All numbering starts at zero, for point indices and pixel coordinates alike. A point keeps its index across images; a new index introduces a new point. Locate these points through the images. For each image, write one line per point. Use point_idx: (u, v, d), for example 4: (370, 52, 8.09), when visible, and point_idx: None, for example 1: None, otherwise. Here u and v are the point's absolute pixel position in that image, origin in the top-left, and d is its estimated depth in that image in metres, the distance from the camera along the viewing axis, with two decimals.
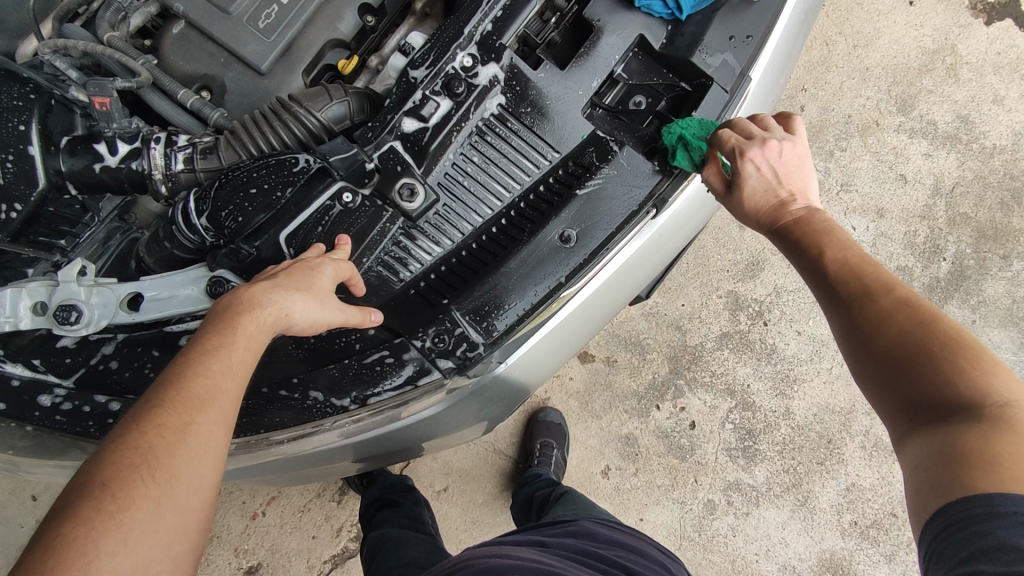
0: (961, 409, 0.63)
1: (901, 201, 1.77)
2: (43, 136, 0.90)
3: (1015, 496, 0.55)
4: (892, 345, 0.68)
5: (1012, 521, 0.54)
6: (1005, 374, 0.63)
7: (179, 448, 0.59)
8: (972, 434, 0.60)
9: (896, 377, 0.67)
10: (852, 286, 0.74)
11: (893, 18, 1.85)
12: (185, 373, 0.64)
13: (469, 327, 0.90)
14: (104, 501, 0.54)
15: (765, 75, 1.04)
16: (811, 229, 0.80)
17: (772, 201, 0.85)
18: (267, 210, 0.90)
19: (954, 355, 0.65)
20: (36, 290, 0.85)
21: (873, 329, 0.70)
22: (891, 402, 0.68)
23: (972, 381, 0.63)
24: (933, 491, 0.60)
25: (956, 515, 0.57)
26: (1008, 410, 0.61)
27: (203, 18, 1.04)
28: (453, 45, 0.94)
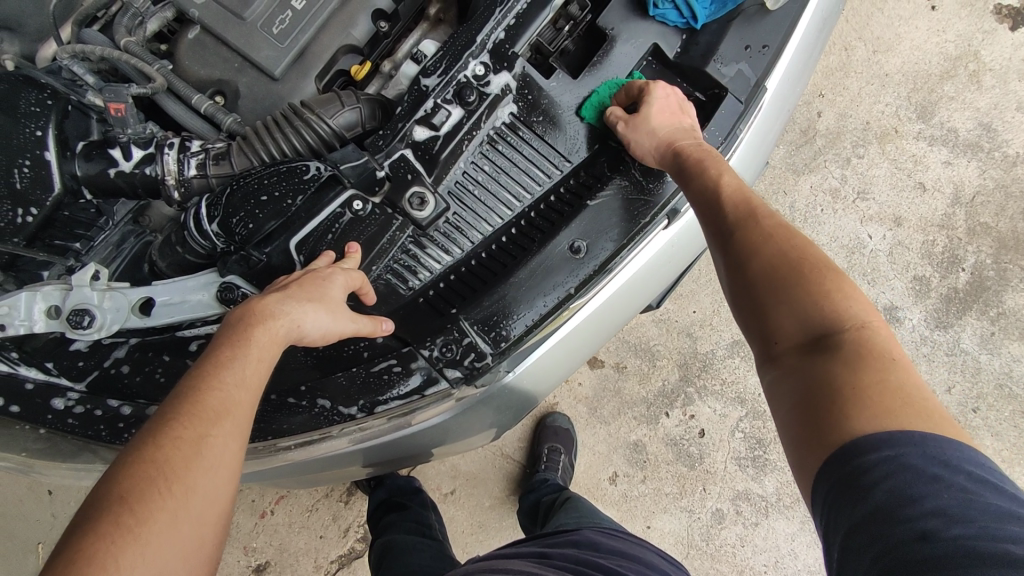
0: (825, 334, 0.64)
1: (920, 210, 1.74)
2: (59, 141, 0.91)
3: (888, 435, 0.55)
4: (766, 270, 0.70)
5: (889, 462, 0.54)
6: (860, 297, 0.66)
7: (196, 461, 0.60)
8: (838, 364, 0.61)
9: (766, 305, 0.69)
10: (736, 211, 0.78)
11: (914, 23, 1.82)
12: (200, 386, 0.65)
13: (477, 337, 0.90)
14: (122, 515, 0.54)
15: (783, 82, 1.03)
16: (704, 163, 0.86)
17: (679, 137, 0.91)
18: (278, 217, 0.90)
19: (817, 278, 0.67)
20: (50, 293, 0.86)
21: (751, 254, 0.73)
22: (765, 332, 0.69)
23: (832, 304, 0.65)
24: (812, 434, 0.60)
25: (838, 464, 0.56)
26: (866, 333, 0.63)
27: (218, 23, 1.05)
28: (466, 53, 0.93)
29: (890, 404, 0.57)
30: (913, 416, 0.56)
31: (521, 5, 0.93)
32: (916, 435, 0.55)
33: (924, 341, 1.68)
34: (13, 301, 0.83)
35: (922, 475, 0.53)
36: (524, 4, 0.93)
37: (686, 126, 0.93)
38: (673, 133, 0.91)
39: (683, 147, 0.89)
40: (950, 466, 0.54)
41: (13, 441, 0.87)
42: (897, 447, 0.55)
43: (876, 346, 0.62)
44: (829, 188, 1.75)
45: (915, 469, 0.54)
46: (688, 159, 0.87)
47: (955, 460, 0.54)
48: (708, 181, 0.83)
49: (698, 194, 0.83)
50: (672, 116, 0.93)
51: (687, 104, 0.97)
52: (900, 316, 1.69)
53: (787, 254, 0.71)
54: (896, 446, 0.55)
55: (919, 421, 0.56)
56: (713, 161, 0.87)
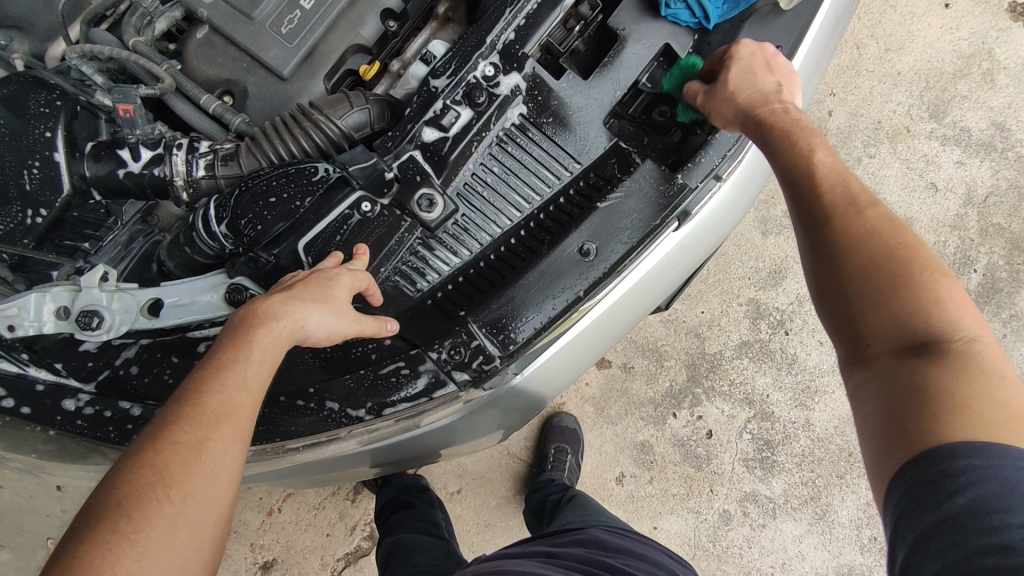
0: (930, 341, 0.61)
1: (932, 210, 1.72)
2: (68, 142, 0.91)
3: (983, 445, 0.54)
4: (869, 265, 0.65)
5: (981, 474, 0.53)
6: (968, 305, 0.62)
7: (194, 466, 0.59)
8: (941, 371, 0.59)
9: (864, 303, 0.64)
10: (837, 199, 0.70)
11: (927, 21, 1.80)
12: (201, 389, 0.64)
13: (485, 339, 0.89)
14: (120, 521, 0.55)
15: (796, 83, 1.01)
16: (798, 136, 0.77)
17: (761, 99, 0.83)
18: (287, 219, 0.90)
19: (926, 283, 0.63)
20: (59, 294, 0.86)
21: (852, 247, 0.66)
22: (856, 332, 0.65)
23: (940, 311, 0.61)
24: (897, 436, 0.59)
25: (926, 469, 0.56)
26: (974, 346, 0.60)
27: (227, 23, 1.04)
28: (475, 53, 0.93)
29: (992, 418, 0.56)
30: (1016, 435, 0.55)
31: (531, 5, 0.93)
32: (1011, 449, 0.54)
33: None
34: (22, 302, 0.83)
35: (1015, 490, 0.53)
36: (534, 4, 0.93)
37: (772, 84, 0.86)
38: (757, 96, 0.84)
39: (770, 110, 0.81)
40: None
41: (23, 443, 0.86)
42: (989, 460, 0.54)
43: (983, 360, 0.59)
44: None
45: (1010, 485, 0.53)
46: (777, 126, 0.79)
47: None
48: (799, 159, 0.74)
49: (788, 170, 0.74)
50: (755, 75, 0.87)
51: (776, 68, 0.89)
52: None
53: (894, 251, 0.65)
54: (989, 456, 0.54)
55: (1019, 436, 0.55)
56: (809, 132, 0.77)
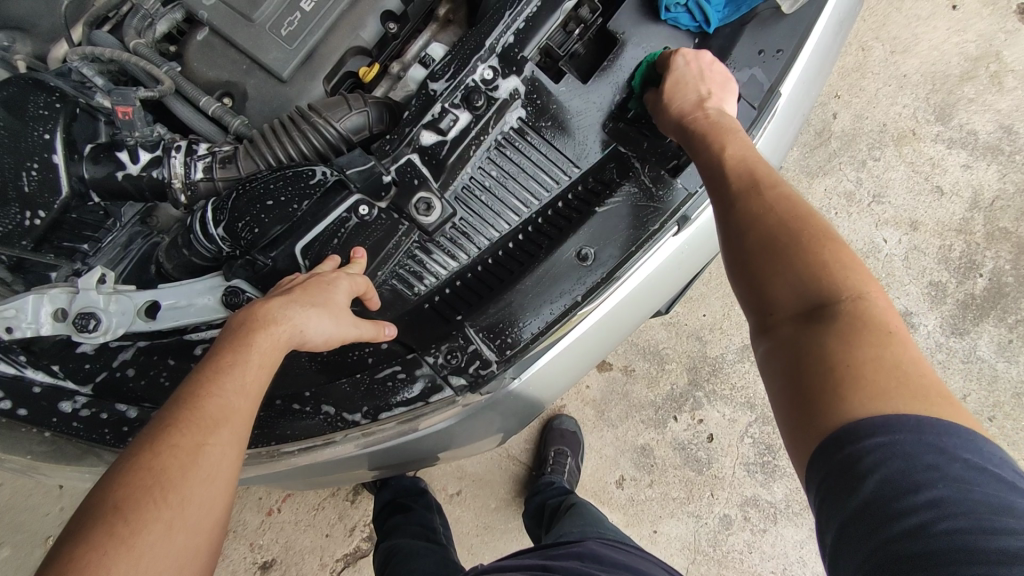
0: (821, 308, 0.62)
1: (937, 214, 1.70)
2: (67, 143, 0.90)
3: (883, 420, 0.54)
4: (765, 238, 0.69)
5: (881, 448, 0.53)
6: (857, 268, 0.64)
7: (192, 470, 0.59)
8: (832, 338, 0.60)
9: (763, 276, 0.68)
10: (740, 183, 0.77)
11: (934, 23, 1.79)
12: (200, 392, 0.64)
13: (482, 344, 0.89)
14: (117, 524, 0.54)
15: (797, 88, 1.00)
16: (712, 136, 0.84)
17: (690, 108, 0.88)
18: (284, 222, 0.90)
19: (817, 251, 0.66)
20: (57, 296, 0.86)
21: (751, 224, 0.71)
22: (761, 304, 0.67)
23: (830, 277, 0.64)
24: (803, 418, 0.59)
25: (834, 450, 0.55)
26: (862, 305, 0.61)
27: (227, 25, 1.04)
28: (474, 57, 0.92)
29: (883, 383, 0.56)
30: (909, 397, 0.55)
31: (530, 8, 0.92)
32: (910, 420, 0.54)
33: (939, 348, 1.65)
34: (20, 304, 0.83)
35: (919, 460, 0.52)
36: (534, 8, 0.92)
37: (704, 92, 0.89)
38: (690, 104, 0.88)
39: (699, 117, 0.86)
40: (946, 452, 0.52)
41: (17, 445, 0.85)
42: (890, 435, 0.53)
43: (874, 320, 0.60)
44: (844, 192, 1.72)
45: (910, 457, 0.52)
46: (698, 129, 0.86)
47: (954, 448, 0.52)
48: (715, 153, 0.82)
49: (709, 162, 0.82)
50: (694, 81, 0.90)
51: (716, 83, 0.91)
52: (915, 322, 1.66)
53: (789, 223, 0.69)
54: (890, 432, 0.53)
55: (916, 404, 0.55)
56: (723, 133, 0.85)
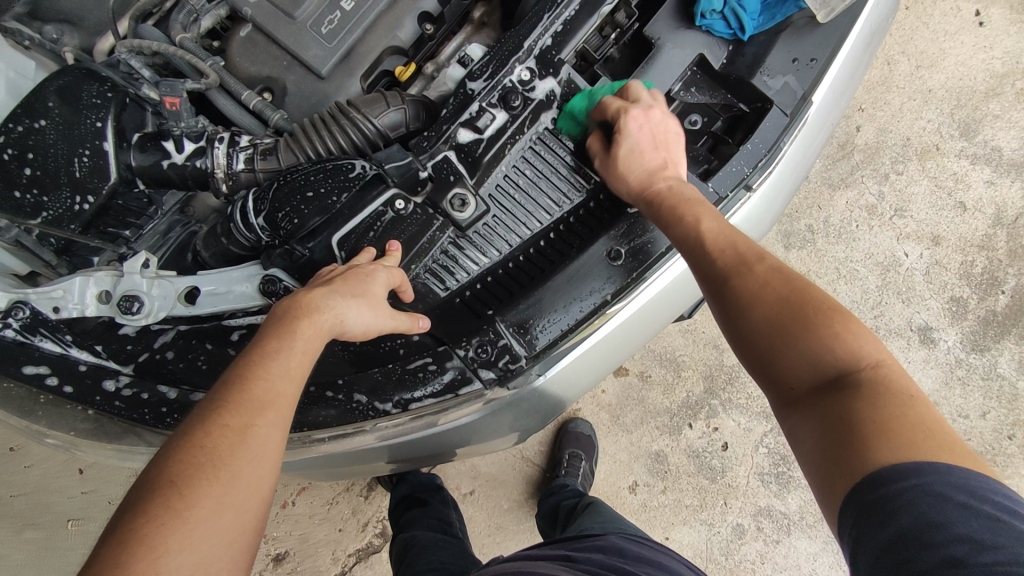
0: (841, 376, 0.64)
1: (959, 229, 1.70)
2: (117, 132, 0.92)
3: (914, 465, 0.56)
4: (774, 311, 0.70)
5: (916, 494, 0.55)
6: (868, 332, 0.66)
7: (240, 449, 0.61)
8: (856, 400, 0.62)
9: (778, 347, 0.69)
10: (727, 259, 0.77)
11: (960, 38, 1.79)
12: (247, 376, 0.66)
13: (512, 339, 0.91)
14: (172, 497, 0.56)
15: (829, 97, 1.01)
16: (682, 210, 0.84)
17: (648, 179, 0.90)
18: (322, 214, 0.92)
19: (826, 318, 0.68)
20: (102, 279, 0.88)
21: (755, 297, 0.72)
22: (777, 373, 0.69)
23: (843, 344, 0.65)
24: (833, 472, 0.60)
25: (866, 496, 0.57)
26: (882, 371, 0.63)
27: (270, 22, 1.07)
28: (512, 58, 0.94)
29: (909, 436, 0.58)
30: (935, 450, 0.57)
31: (568, 11, 0.94)
32: (940, 466, 0.56)
33: (958, 364, 1.64)
34: (67, 285, 0.86)
35: (949, 504, 0.54)
36: (573, 10, 0.94)
37: (659, 160, 0.92)
38: (647, 174, 0.90)
39: (656, 190, 0.88)
40: (975, 496, 0.54)
41: (64, 420, 0.88)
42: (921, 477, 0.55)
43: (894, 384, 0.62)
44: (865, 205, 1.72)
45: (942, 497, 0.54)
46: (663, 204, 0.86)
47: (984, 491, 0.54)
48: (690, 226, 0.82)
49: (683, 242, 0.82)
50: (648, 150, 0.91)
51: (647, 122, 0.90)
52: (935, 337, 1.65)
53: (793, 295, 0.71)
54: (921, 475, 0.55)
55: (942, 454, 0.57)
56: (690, 204, 0.85)
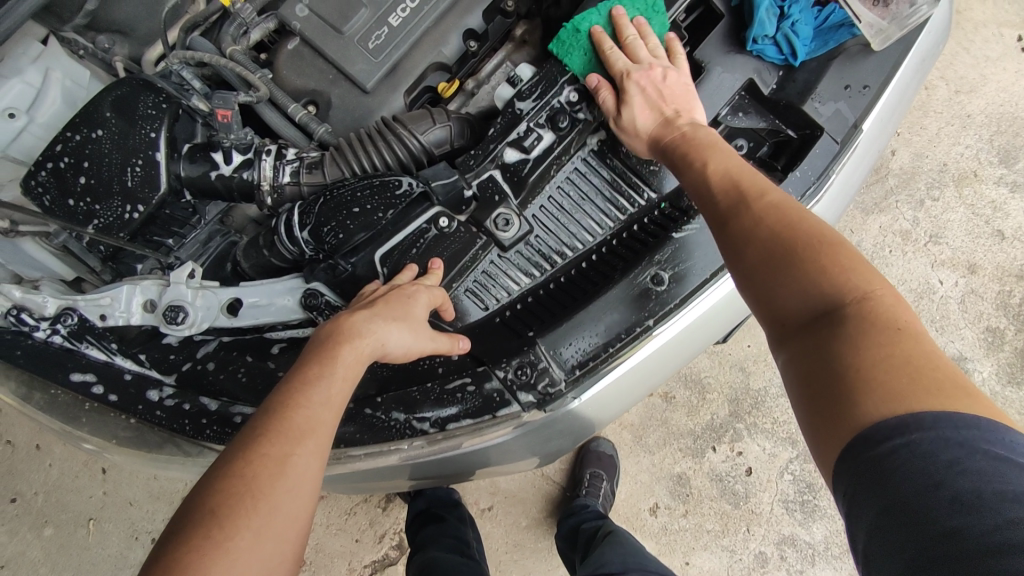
0: (831, 312, 0.60)
1: (997, 258, 1.66)
2: (169, 142, 0.93)
3: (901, 418, 0.52)
4: (767, 249, 0.66)
5: (905, 448, 0.51)
6: (863, 267, 0.62)
7: (280, 480, 0.60)
8: (842, 341, 0.58)
9: (771, 287, 0.65)
10: (728, 199, 0.74)
11: (1002, 65, 1.76)
12: (288, 403, 0.66)
13: (552, 363, 0.89)
14: (212, 531, 0.56)
15: (881, 124, 0.99)
16: (692, 157, 0.82)
17: (663, 129, 0.89)
18: (368, 229, 0.92)
19: (818, 255, 0.63)
20: (148, 288, 0.91)
21: (751, 237, 0.68)
22: (771, 312, 0.65)
23: (833, 281, 0.61)
24: (824, 422, 0.57)
25: (856, 456, 0.53)
26: (872, 304, 0.59)
27: (318, 36, 1.08)
28: (562, 79, 0.96)
29: (896, 381, 0.54)
30: (928, 395, 0.53)
31: None
32: (931, 416, 0.51)
33: (994, 397, 1.60)
34: (115, 293, 0.88)
35: (941, 459, 0.50)
36: None
37: (673, 110, 0.90)
38: (661, 125, 0.90)
39: (669, 141, 0.87)
40: (967, 447, 0.50)
41: (106, 427, 0.88)
42: (910, 433, 0.51)
43: (882, 318, 0.58)
44: (899, 230, 1.68)
45: (932, 453, 0.50)
46: (676, 155, 0.85)
47: (980, 442, 0.50)
48: (696, 172, 0.80)
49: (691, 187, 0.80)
50: (661, 103, 0.91)
51: (674, 72, 0.93)
52: (970, 368, 1.61)
53: (786, 233, 0.66)
54: (909, 430, 0.51)
55: (936, 399, 0.52)
56: (703, 149, 0.82)
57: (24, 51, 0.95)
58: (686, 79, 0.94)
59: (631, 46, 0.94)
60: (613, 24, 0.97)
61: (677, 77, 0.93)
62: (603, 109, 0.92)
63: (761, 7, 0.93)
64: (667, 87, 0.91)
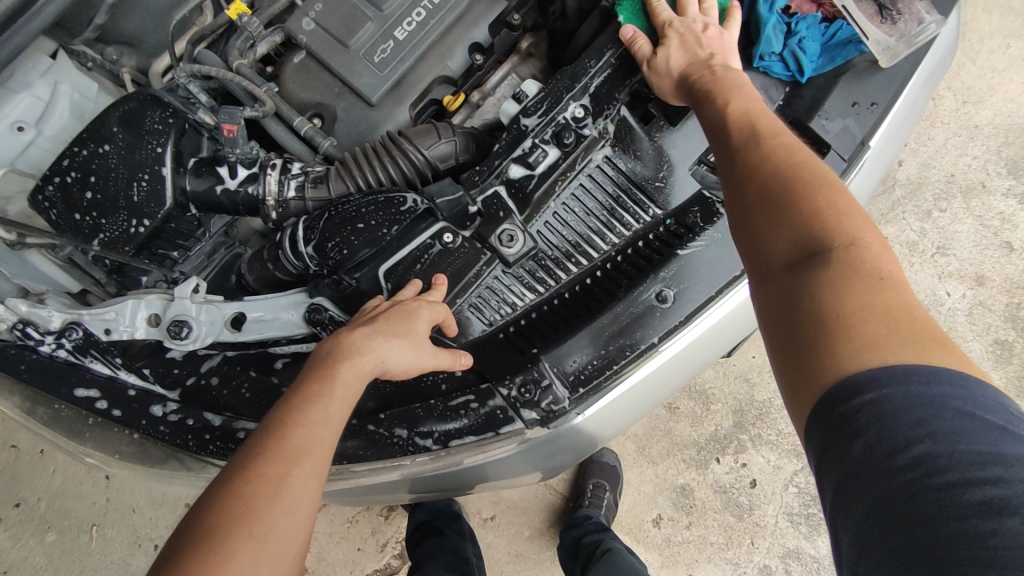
0: (815, 256, 0.58)
1: (1005, 270, 1.65)
2: (175, 157, 0.92)
3: (874, 372, 0.51)
4: (765, 189, 0.64)
5: (876, 402, 0.51)
6: (855, 213, 0.59)
7: (277, 502, 0.60)
8: (825, 286, 0.56)
9: (761, 227, 0.63)
10: (739, 138, 0.71)
11: (1009, 75, 1.75)
12: (286, 423, 0.66)
13: (555, 380, 0.88)
14: (209, 555, 0.55)
15: (889, 141, 0.99)
16: (714, 96, 0.80)
17: (695, 67, 0.88)
18: (372, 245, 0.91)
19: (810, 199, 0.61)
20: (153, 302, 0.91)
21: (752, 176, 0.66)
22: (756, 252, 0.64)
23: (823, 227, 0.59)
24: (798, 368, 0.56)
25: (828, 408, 0.53)
26: (859, 254, 0.57)
27: (323, 49, 1.08)
28: (567, 95, 0.95)
29: (875, 334, 0.53)
30: (904, 347, 0.52)
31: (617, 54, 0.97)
32: (905, 370, 0.51)
33: None
34: (120, 307, 0.89)
35: (910, 416, 0.49)
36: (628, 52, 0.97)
37: (708, 53, 0.89)
38: (692, 63, 0.89)
39: (695, 79, 0.86)
40: (936, 406, 0.50)
41: (109, 442, 0.87)
42: (881, 388, 0.51)
43: (866, 267, 0.56)
44: (906, 241, 1.67)
45: (901, 411, 0.50)
46: (699, 94, 0.84)
47: (949, 400, 0.49)
48: (716, 110, 0.78)
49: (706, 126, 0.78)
50: (697, 48, 0.90)
51: (718, 29, 0.93)
52: None
53: (786, 173, 0.64)
54: (881, 385, 0.51)
55: (911, 352, 0.52)
56: (727, 90, 0.81)
57: (33, 65, 0.95)
58: (730, 38, 0.93)
59: (683, 3, 0.96)
60: None
61: (722, 33, 0.93)
62: (638, 55, 0.93)
63: (767, 25, 0.94)
64: (706, 37, 0.92)
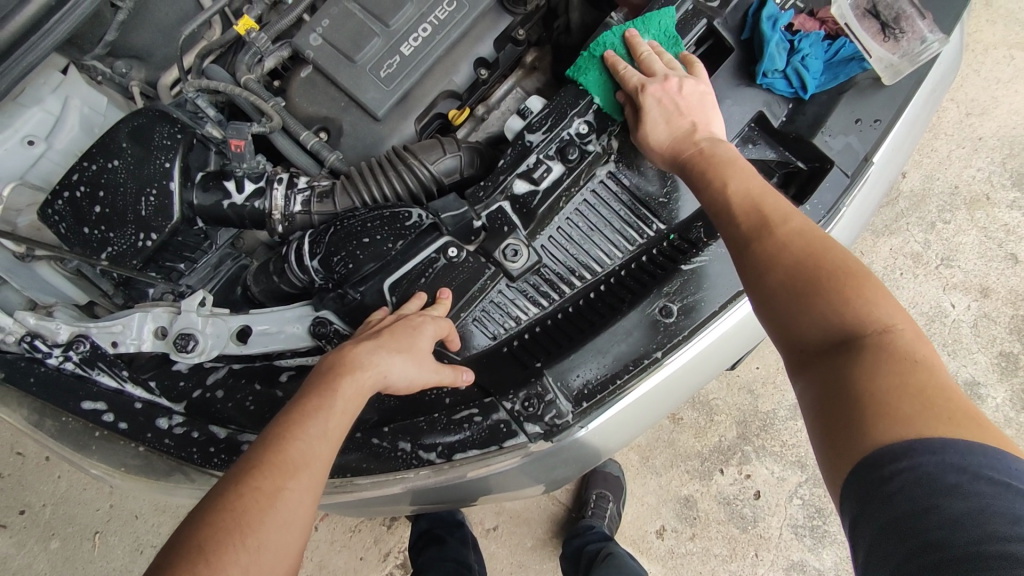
0: (848, 342, 0.60)
1: (1011, 281, 1.64)
2: (183, 171, 0.93)
3: (907, 444, 0.52)
4: (788, 275, 0.66)
5: (910, 472, 0.51)
6: (884, 298, 0.62)
7: (269, 515, 0.60)
8: (859, 370, 0.58)
9: (789, 311, 0.65)
10: (750, 222, 0.73)
11: (1014, 87, 1.75)
12: (283, 437, 0.66)
13: (559, 396, 0.88)
14: (199, 565, 0.55)
15: (891, 156, 0.99)
16: (711, 175, 0.82)
17: (682, 143, 0.89)
18: (377, 260, 0.92)
19: (837, 285, 0.63)
20: (159, 315, 0.93)
21: (773, 262, 0.68)
22: (787, 337, 0.65)
23: (852, 311, 0.61)
24: (835, 447, 0.57)
25: (863, 482, 0.53)
26: (890, 339, 0.59)
27: (330, 64, 1.09)
28: (572, 111, 0.96)
29: (907, 411, 0.54)
30: (936, 422, 0.53)
31: None
32: (938, 442, 0.52)
33: (1009, 423, 1.57)
34: (127, 321, 0.90)
35: (944, 484, 0.50)
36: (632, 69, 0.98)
37: (691, 122, 0.90)
38: (678, 139, 0.90)
39: (686, 156, 0.87)
40: (968, 472, 0.50)
41: (114, 455, 0.87)
42: (913, 458, 0.51)
43: (900, 353, 0.58)
44: (910, 253, 1.67)
45: (934, 478, 0.50)
46: (694, 173, 0.85)
47: (981, 467, 0.50)
48: (717, 192, 0.79)
49: (710, 209, 0.80)
50: (677, 113, 0.90)
51: (692, 81, 0.92)
52: (983, 394, 1.59)
53: (808, 259, 0.66)
54: (913, 455, 0.52)
55: (945, 428, 0.53)
56: (721, 168, 0.82)
57: (45, 81, 0.96)
58: (705, 87, 0.92)
59: (646, 62, 0.94)
60: (626, 45, 0.97)
61: (695, 86, 0.91)
62: None
63: (772, 42, 0.93)
64: (684, 98, 0.90)
